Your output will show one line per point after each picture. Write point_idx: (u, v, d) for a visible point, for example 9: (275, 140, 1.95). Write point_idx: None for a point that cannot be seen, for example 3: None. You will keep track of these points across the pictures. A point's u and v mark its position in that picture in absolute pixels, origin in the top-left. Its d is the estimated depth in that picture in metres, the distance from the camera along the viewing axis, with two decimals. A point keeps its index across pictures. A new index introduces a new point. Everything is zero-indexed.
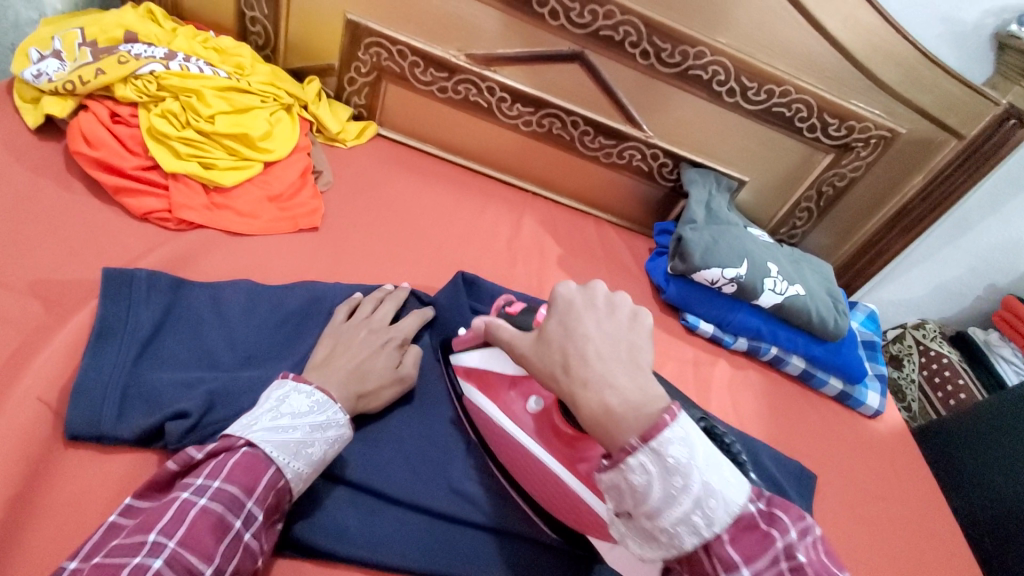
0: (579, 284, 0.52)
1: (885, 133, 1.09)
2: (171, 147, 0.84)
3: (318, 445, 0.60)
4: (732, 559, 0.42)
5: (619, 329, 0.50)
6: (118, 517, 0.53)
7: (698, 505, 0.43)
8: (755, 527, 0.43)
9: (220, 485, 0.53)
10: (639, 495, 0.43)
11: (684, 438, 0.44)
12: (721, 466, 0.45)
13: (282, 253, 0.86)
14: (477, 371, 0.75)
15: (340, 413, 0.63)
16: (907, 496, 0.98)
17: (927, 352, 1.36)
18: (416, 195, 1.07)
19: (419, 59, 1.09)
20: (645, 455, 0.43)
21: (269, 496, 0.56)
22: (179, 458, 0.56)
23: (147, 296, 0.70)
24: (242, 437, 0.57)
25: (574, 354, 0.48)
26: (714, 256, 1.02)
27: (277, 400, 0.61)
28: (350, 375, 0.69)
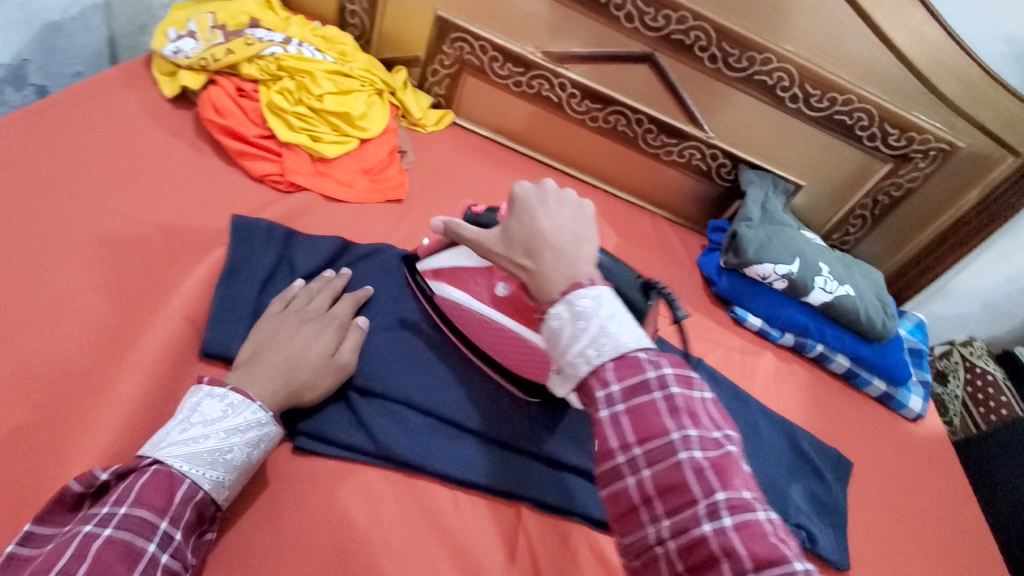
0: (532, 183, 0.62)
1: (944, 146, 1.12)
2: (286, 120, 0.95)
3: (238, 450, 0.58)
4: (608, 378, 0.50)
5: (567, 220, 0.59)
6: (18, 547, 0.51)
7: (594, 342, 0.51)
8: (637, 365, 0.50)
9: (128, 510, 0.51)
10: (555, 338, 0.54)
11: (595, 296, 0.53)
12: (622, 318, 0.53)
13: (373, 220, 0.96)
14: (448, 271, 0.79)
15: (260, 411, 0.61)
16: (940, 496, 1.02)
17: (973, 368, 1.37)
18: (489, 179, 1.16)
19: (499, 54, 1.18)
20: (561, 306, 0.54)
21: (187, 512, 0.54)
22: (82, 480, 0.54)
23: (265, 245, 0.81)
24: (151, 456, 0.56)
25: (532, 242, 0.59)
26: (768, 252, 1.07)
27: (188, 410, 0.59)
28: (280, 365, 0.65)
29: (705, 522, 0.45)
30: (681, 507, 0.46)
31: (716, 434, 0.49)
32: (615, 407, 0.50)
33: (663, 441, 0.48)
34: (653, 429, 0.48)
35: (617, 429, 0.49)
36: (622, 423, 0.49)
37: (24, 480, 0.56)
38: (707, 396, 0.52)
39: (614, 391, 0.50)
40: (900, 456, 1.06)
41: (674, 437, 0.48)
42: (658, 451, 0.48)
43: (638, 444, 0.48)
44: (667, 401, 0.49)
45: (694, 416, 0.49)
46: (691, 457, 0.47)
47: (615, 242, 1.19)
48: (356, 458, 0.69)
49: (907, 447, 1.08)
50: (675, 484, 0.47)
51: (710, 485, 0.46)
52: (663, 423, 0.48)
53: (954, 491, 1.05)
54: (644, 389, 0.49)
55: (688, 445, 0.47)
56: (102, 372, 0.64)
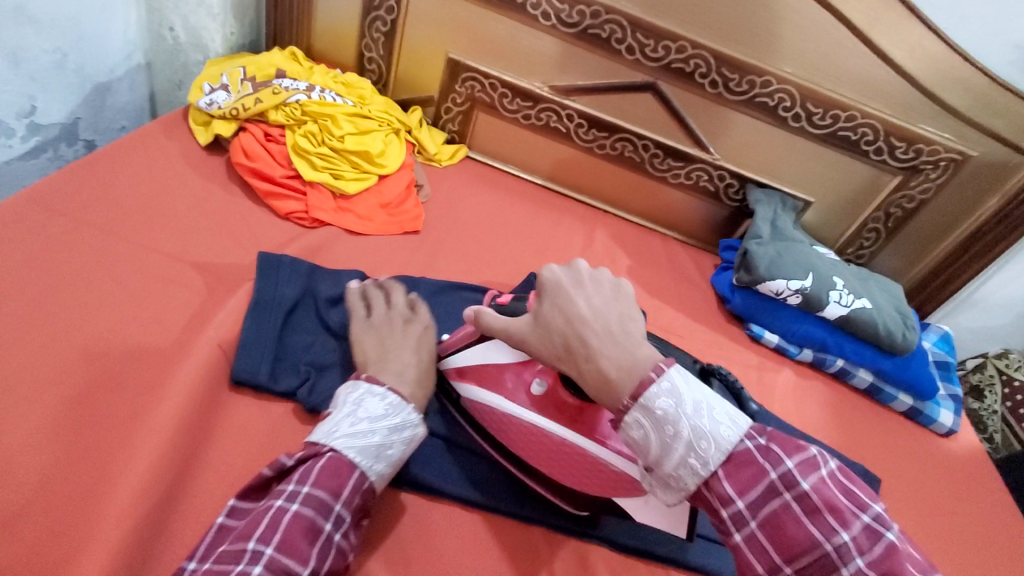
0: (561, 265, 0.60)
1: (955, 156, 1.13)
2: (309, 160, 1.02)
3: (397, 446, 0.65)
4: (728, 493, 0.52)
5: (607, 300, 0.58)
6: (225, 518, 0.60)
7: (690, 446, 0.53)
8: (751, 461, 0.53)
9: (309, 491, 0.58)
10: (643, 448, 0.54)
11: (671, 389, 0.53)
12: (711, 411, 0.54)
13: (392, 250, 1.01)
14: (473, 369, 0.77)
15: (413, 414, 0.66)
16: (978, 513, 0.99)
17: (1012, 382, 1.31)
18: (502, 208, 1.21)
19: (507, 90, 1.24)
20: (636, 411, 0.53)
21: (355, 498, 0.61)
22: (273, 465, 0.62)
23: (290, 278, 0.86)
24: (327, 444, 0.62)
25: (574, 333, 0.57)
26: (779, 268, 1.08)
27: (353, 404, 0.65)
28: (413, 367, 0.72)
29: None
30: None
31: (867, 518, 0.49)
32: (746, 525, 0.52)
33: (813, 551, 0.49)
34: (794, 539, 0.50)
35: (759, 550, 0.51)
36: (759, 539, 0.51)
37: (73, 504, 0.60)
38: (834, 466, 0.54)
39: (739, 508, 0.52)
40: (933, 473, 1.03)
41: (827, 547, 0.48)
42: (812, 564, 0.49)
43: (787, 563, 0.50)
44: (801, 502, 0.50)
45: (837, 510, 0.50)
46: (858, 568, 0.47)
47: (628, 264, 1.21)
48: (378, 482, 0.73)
49: (939, 463, 1.05)
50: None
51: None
52: (806, 529, 0.50)
53: (996, 509, 1.01)
54: (772, 493, 0.51)
55: (845, 556, 0.48)
56: (146, 402, 0.69)
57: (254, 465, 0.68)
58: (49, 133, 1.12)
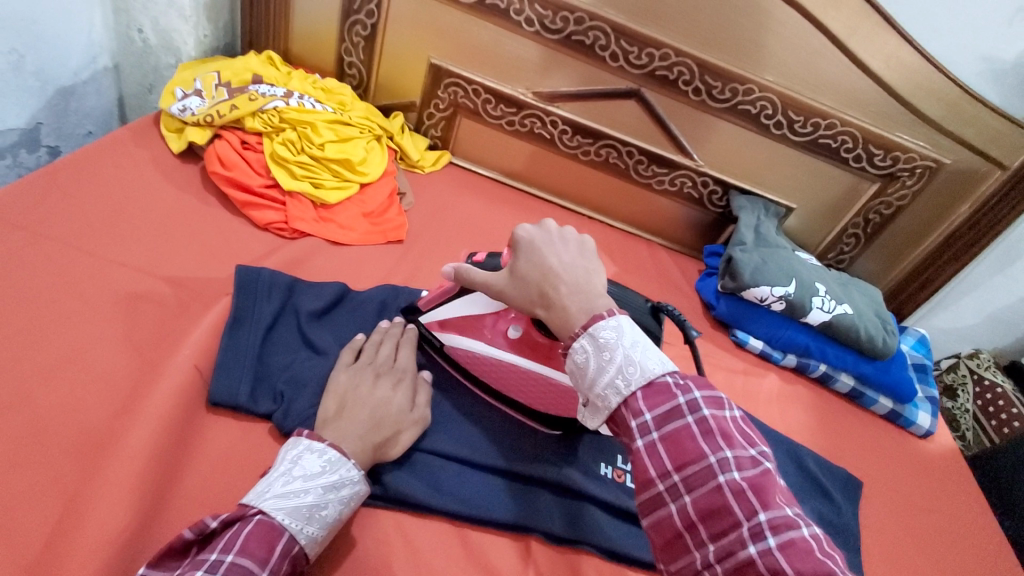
0: (535, 225, 0.64)
1: (930, 164, 1.15)
2: (288, 169, 0.99)
3: (332, 506, 0.60)
4: (639, 408, 0.51)
5: (573, 256, 0.61)
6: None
7: (621, 372, 0.52)
8: (665, 390, 0.51)
9: (234, 559, 0.52)
10: (581, 372, 0.54)
11: (617, 326, 0.54)
12: (647, 348, 0.53)
13: (375, 260, 0.99)
14: (454, 321, 0.80)
15: (353, 470, 0.63)
16: (957, 512, 1.01)
17: (981, 381, 1.36)
18: (487, 215, 1.19)
19: (491, 96, 1.23)
20: (584, 338, 0.54)
21: (283, 564, 0.56)
22: (193, 527, 0.56)
23: (269, 292, 0.82)
24: (255, 506, 0.57)
25: (545, 280, 0.60)
26: (763, 275, 1.09)
27: (289, 463, 0.61)
28: (366, 425, 0.68)
29: (751, 546, 0.44)
30: (725, 531, 0.46)
31: (753, 452, 0.49)
32: (650, 435, 0.50)
33: (701, 466, 0.48)
34: (690, 454, 0.49)
35: (655, 458, 0.50)
36: (659, 450, 0.49)
37: (39, 537, 0.57)
38: (739, 414, 0.52)
39: (647, 420, 0.50)
40: (912, 475, 1.05)
41: (712, 461, 0.48)
42: (697, 476, 0.48)
43: (676, 471, 0.49)
44: (700, 424, 0.49)
45: (729, 436, 0.49)
46: (731, 479, 0.47)
47: (612, 271, 1.20)
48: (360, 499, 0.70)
49: (919, 464, 1.07)
50: (716, 508, 0.47)
51: (751, 507, 0.46)
52: (699, 446, 0.49)
53: (973, 508, 1.03)
54: (676, 414, 0.50)
55: (726, 468, 0.48)
56: (116, 427, 0.66)
57: (233, 491, 0.65)
58: (7, 139, 1.07)
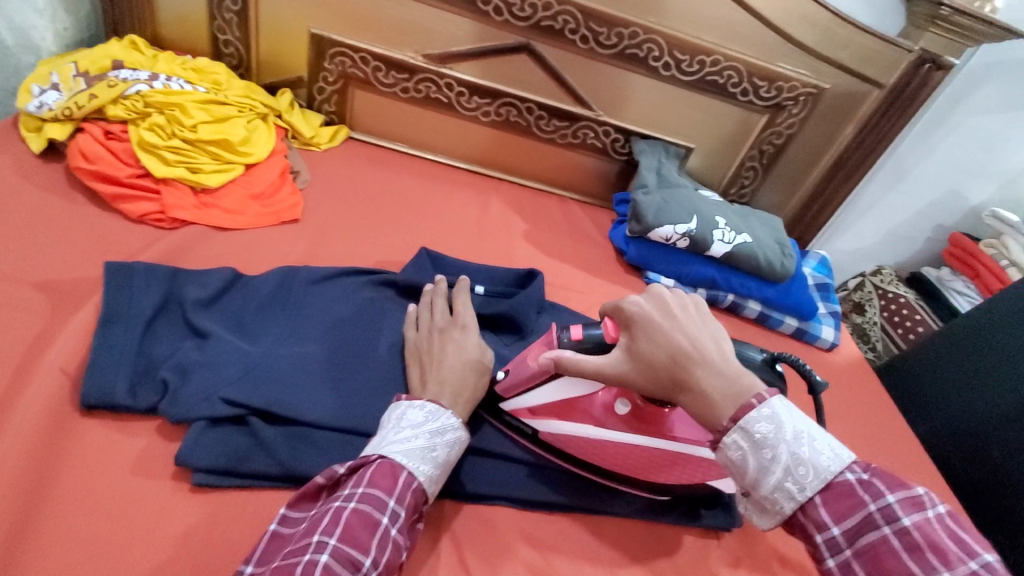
0: (644, 295, 0.63)
1: (811, 90, 1.20)
2: (160, 156, 0.94)
3: (443, 448, 0.62)
4: (824, 520, 0.51)
5: (696, 325, 0.60)
6: (278, 527, 0.57)
7: (790, 472, 0.52)
8: (850, 493, 0.51)
9: (365, 489, 0.56)
10: (739, 468, 0.54)
11: (772, 415, 0.53)
12: (815, 441, 0.53)
13: (268, 241, 0.95)
14: (548, 406, 0.75)
15: (452, 418, 0.64)
16: (862, 415, 1.08)
17: (886, 294, 1.45)
18: (391, 187, 1.16)
19: (380, 63, 1.19)
20: (736, 433, 0.53)
21: (408, 495, 0.58)
22: (326, 472, 0.59)
23: (147, 284, 0.78)
24: (376, 453, 0.60)
25: (677, 356, 0.58)
26: (665, 214, 1.12)
27: (396, 418, 0.63)
28: (454, 383, 0.70)
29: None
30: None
31: (975, 565, 0.45)
32: (842, 552, 0.50)
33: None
34: (894, 572, 0.47)
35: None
36: (856, 567, 0.49)
37: None
38: (944, 510, 0.50)
39: (836, 534, 0.51)
40: (821, 386, 1.11)
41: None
42: None
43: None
44: (902, 537, 0.48)
45: (940, 549, 0.47)
46: None
47: (524, 229, 1.20)
48: (258, 484, 0.66)
49: (826, 376, 1.13)
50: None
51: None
52: (905, 564, 0.47)
53: (877, 409, 1.11)
54: (870, 526, 0.49)
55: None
56: None
57: (121, 490, 0.63)
58: None
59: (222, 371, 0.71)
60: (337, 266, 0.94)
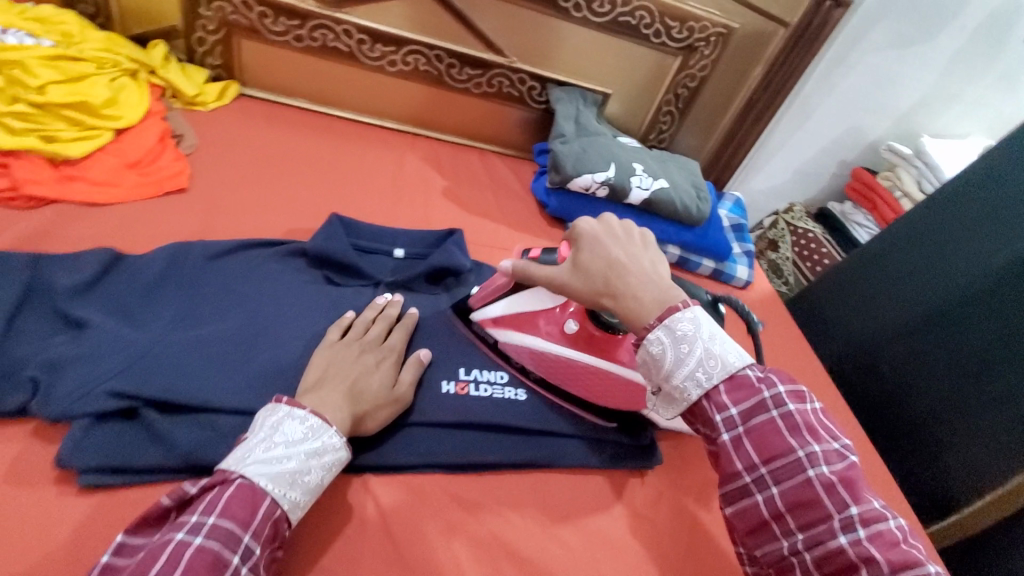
0: (596, 219, 0.66)
1: (721, 30, 1.20)
2: (4, 125, 0.81)
3: (316, 473, 0.58)
4: (724, 402, 0.55)
5: (637, 248, 0.64)
6: (111, 558, 0.51)
7: (701, 363, 0.55)
8: (748, 384, 0.55)
9: (216, 521, 0.50)
10: (658, 363, 0.57)
11: (693, 317, 0.57)
12: (723, 340, 0.57)
13: (149, 216, 0.85)
14: (504, 318, 0.81)
15: (336, 437, 0.60)
16: (775, 347, 1.15)
17: (797, 231, 1.52)
18: (292, 147, 1.07)
19: (267, 9, 1.06)
20: (660, 331, 0.57)
21: (267, 528, 0.53)
22: (172, 493, 0.53)
23: (2, 277, 0.68)
24: (236, 472, 0.54)
25: (615, 271, 0.62)
26: (584, 163, 1.10)
27: (270, 428, 0.58)
28: (345, 396, 0.65)
29: (843, 535, 0.49)
30: (815, 521, 0.51)
31: (838, 444, 0.54)
32: (735, 429, 0.54)
33: (789, 459, 0.53)
34: (777, 448, 0.53)
35: (742, 451, 0.54)
36: (745, 443, 0.54)
37: None
38: (818, 405, 0.56)
39: (732, 414, 0.54)
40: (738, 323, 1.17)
41: (773, 413, 0.54)
42: (785, 469, 0.53)
43: (764, 464, 0.53)
44: (785, 420, 0.53)
45: (815, 431, 0.53)
46: (819, 473, 0.52)
47: (443, 185, 1.15)
48: (153, 478, 0.61)
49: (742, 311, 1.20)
50: (807, 499, 0.51)
51: (841, 498, 0.51)
52: (786, 441, 0.53)
53: (788, 340, 1.18)
54: (761, 409, 0.54)
55: (779, 404, 0.54)
56: None
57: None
58: None
59: (106, 362, 0.64)
60: (228, 239, 0.86)
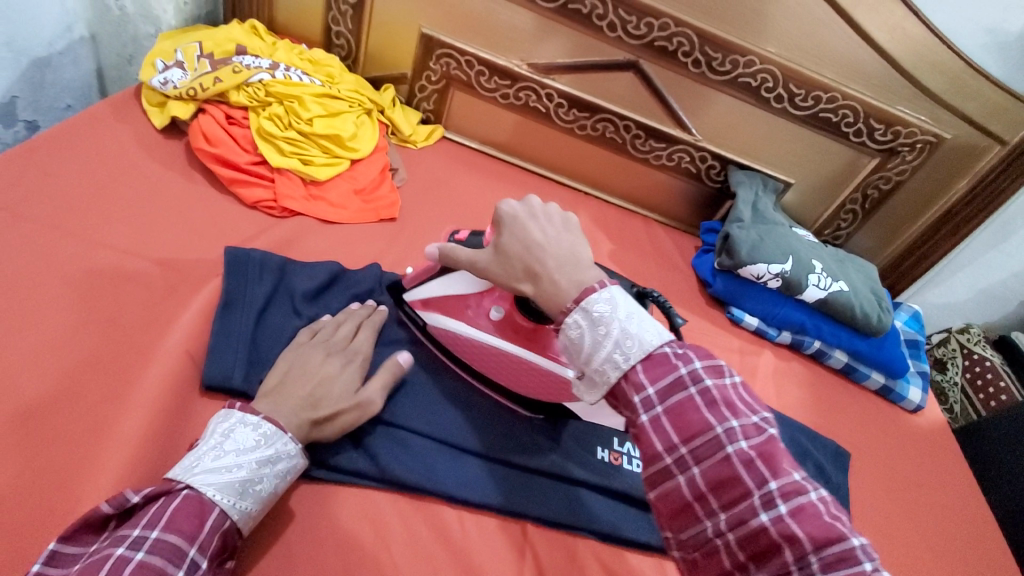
0: (518, 201, 0.64)
1: (930, 138, 1.14)
2: (276, 146, 0.97)
3: (267, 481, 0.60)
4: (641, 382, 0.51)
5: (557, 229, 0.61)
6: (44, 567, 0.52)
7: (618, 344, 0.52)
8: (665, 361, 0.51)
9: (160, 535, 0.52)
10: (577, 346, 0.54)
11: (610, 298, 0.53)
12: (641, 317, 0.53)
13: (366, 239, 0.97)
14: (435, 300, 0.80)
15: (291, 444, 0.62)
16: (944, 487, 1.04)
17: (970, 355, 1.37)
18: (481, 192, 1.17)
19: (485, 69, 1.19)
20: (578, 313, 0.54)
21: (214, 540, 0.55)
22: (113, 501, 0.55)
23: (261, 275, 0.81)
24: (182, 482, 0.57)
25: (529, 254, 0.60)
26: (760, 252, 1.08)
27: (222, 435, 0.60)
28: (302, 400, 0.66)
29: (763, 512, 0.46)
30: (737, 499, 0.48)
31: (757, 418, 0.50)
32: (653, 409, 0.51)
33: (708, 436, 0.49)
34: (695, 425, 0.50)
35: (662, 434, 0.50)
36: (664, 424, 0.50)
37: (39, 521, 0.57)
38: (740, 381, 0.53)
39: (649, 395, 0.51)
40: (903, 449, 1.07)
41: (692, 390, 0.50)
42: (705, 447, 0.49)
43: (684, 443, 0.50)
44: (703, 396, 0.50)
45: (733, 406, 0.50)
46: (739, 450, 0.48)
47: (609, 248, 1.19)
48: (357, 482, 0.70)
49: (907, 437, 1.09)
50: (727, 477, 0.48)
51: (761, 474, 0.47)
52: (704, 417, 0.50)
53: (960, 482, 1.06)
54: (678, 386, 0.51)
55: (696, 379, 0.50)
56: (110, 413, 0.65)
57: None
58: None
59: None
60: (428, 271, 0.95)
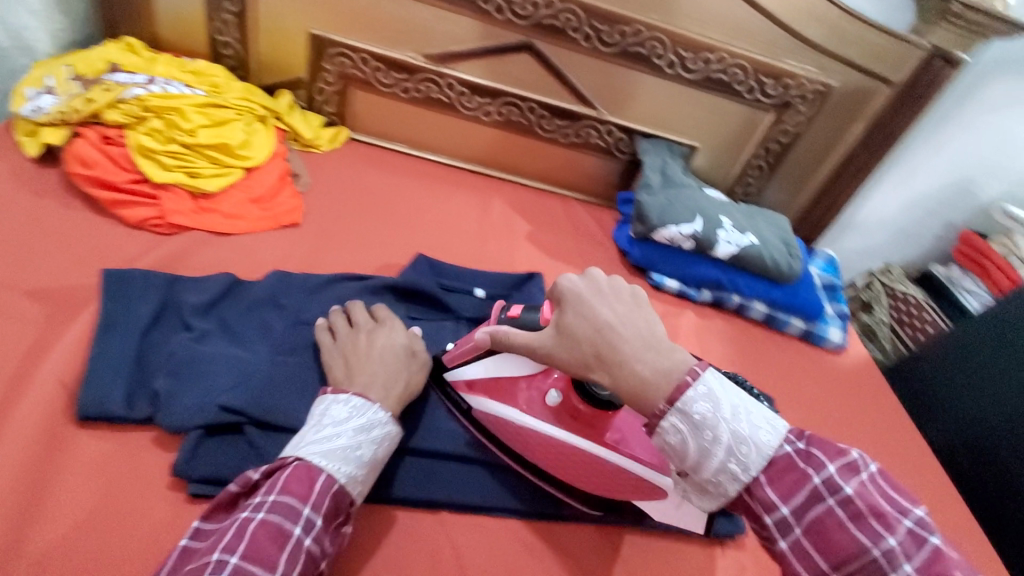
0: (579, 276, 0.63)
1: (819, 88, 1.18)
2: (158, 161, 0.93)
3: (367, 447, 0.64)
4: (770, 497, 0.54)
5: (630, 308, 0.61)
6: (190, 540, 0.57)
7: (733, 452, 0.54)
8: (791, 466, 0.54)
9: (277, 497, 0.57)
10: (680, 451, 0.55)
11: (707, 394, 0.55)
12: (750, 416, 0.56)
13: (267, 247, 0.94)
14: (483, 382, 0.79)
15: (381, 410, 0.67)
16: (869, 419, 1.07)
17: (894, 292, 1.43)
18: (391, 189, 1.15)
19: (382, 65, 1.17)
20: (674, 416, 0.55)
21: (326, 502, 0.59)
22: (240, 479, 0.60)
23: (145, 293, 0.78)
24: (294, 454, 0.61)
25: (604, 340, 0.59)
26: (669, 215, 1.10)
27: (319, 414, 0.65)
28: (381, 378, 0.71)
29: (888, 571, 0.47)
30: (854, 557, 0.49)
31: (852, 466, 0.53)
32: (756, 476, 0.55)
33: (807, 490, 0.52)
34: (793, 483, 0.53)
35: (763, 496, 0.54)
36: (766, 485, 0.54)
37: None
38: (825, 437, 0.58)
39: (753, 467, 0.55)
40: (828, 389, 1.10)
41: (788, 449, 0.55)
42: (805, 504, 0.52)
43: (785, 503, 0.53)
44: (799, 453, 0.54)
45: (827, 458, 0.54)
46: (841, 500, 0.51)
47: (527, 230, 1.19)
48: None
49: (832, 377, 1.12)
50: (836, 534, 0.50)
51: (875, 528, 0.49)
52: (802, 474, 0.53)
53: (884, 413, 1.10)
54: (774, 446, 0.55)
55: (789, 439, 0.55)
56: None
57: (110, 501, 0.62)
58: None
59: (221, 378, 0.71)
60: (336, 273, 0.93)
